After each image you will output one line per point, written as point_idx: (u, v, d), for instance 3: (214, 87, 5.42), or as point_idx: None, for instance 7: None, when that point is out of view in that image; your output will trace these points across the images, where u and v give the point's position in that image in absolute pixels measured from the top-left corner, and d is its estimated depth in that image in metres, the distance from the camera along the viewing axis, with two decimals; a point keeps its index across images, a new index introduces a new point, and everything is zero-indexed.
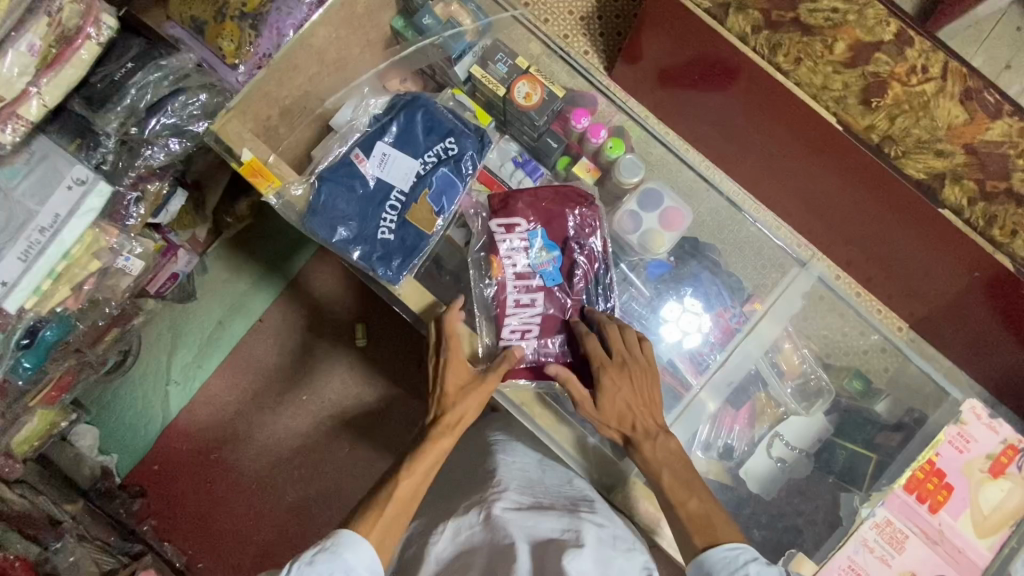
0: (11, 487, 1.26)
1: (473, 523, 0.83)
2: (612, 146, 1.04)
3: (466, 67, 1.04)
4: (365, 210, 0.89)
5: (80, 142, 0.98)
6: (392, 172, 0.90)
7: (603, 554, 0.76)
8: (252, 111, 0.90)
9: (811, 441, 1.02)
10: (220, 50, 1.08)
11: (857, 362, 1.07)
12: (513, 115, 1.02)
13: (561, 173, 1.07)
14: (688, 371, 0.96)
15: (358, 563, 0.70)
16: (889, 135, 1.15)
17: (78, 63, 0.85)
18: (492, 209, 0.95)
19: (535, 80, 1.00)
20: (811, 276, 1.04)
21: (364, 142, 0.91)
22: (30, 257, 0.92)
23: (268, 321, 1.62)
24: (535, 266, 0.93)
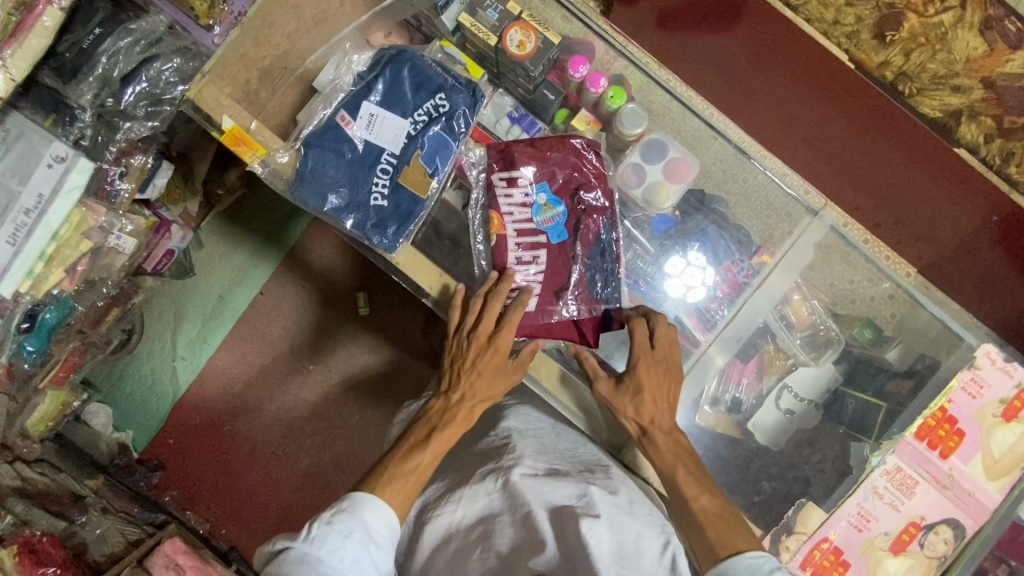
0: (31, 466, 1.29)
1: (490, 490, 0.83)
2: (612, 96, 1.00)
3: (453, 17, 0.97)
4: (356, 173, 0.85)
5: (55, 118, 0.92)
6: (382, 134, 0.86)
7: (619, 521, 0.77)
8: (229, 75, 0.86)
9: (819, 393, 1.01)
10: (191, 11, 1.00)
11: (868, 311, 1.04)
12: (506, 66, 0.98)
13: (561, 127, 1.02)
14: (695, 328, 0.94)
15: (374, 521, 0.73)
16: (902, 71, 1.11)
17: (41, 30, 0.79)
18: (491, 163, 0.92)
19: (528, 26, 0.95)
20: (824, 225, 1.01)
21: (349, 102, 0.87)
22: (18, 240, 0.89)
23: (269, 295, 1.61)
24: (539, 221, 0.91)
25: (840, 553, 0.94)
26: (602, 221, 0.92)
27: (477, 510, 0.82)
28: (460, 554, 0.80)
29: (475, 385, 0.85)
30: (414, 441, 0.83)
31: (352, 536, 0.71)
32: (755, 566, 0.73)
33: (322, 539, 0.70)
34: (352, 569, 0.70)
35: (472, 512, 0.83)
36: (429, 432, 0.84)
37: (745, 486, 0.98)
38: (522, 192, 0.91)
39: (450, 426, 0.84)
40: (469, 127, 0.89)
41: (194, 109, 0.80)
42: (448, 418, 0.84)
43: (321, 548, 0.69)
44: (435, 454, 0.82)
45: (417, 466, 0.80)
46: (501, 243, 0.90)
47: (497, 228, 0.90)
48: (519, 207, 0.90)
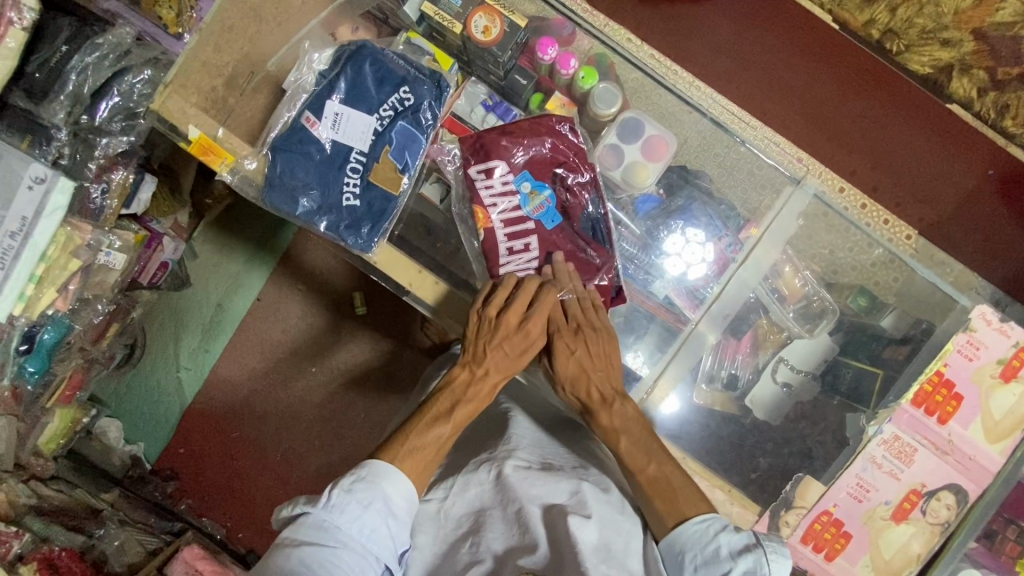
0: (47, 483, 1.31)
1: (483, 480, 0.83)
2: (584, 76, 0.98)
3: (415, 6, 0.96)
4: (326, 173, 0.84)
5: (31, 139, 0.92)
6: (348, 133, 0.85)
7: (608, 519, 0.78)
8: (193, 83, 0.86)
9: (817, 362, 1.00)
10: (160, 20, 1.00)
11: (863, 278, 1.02)
12: (474, 53, 0.96)
13: (536, 111, 1.00)
14: (683, 306, 0.93)
15: (394, 493, 0.73)
16: (889, 28, 1.21)
17: (5, 52, 0.79)
18: (466, 157, 0.90)
19: (492, 11, 0.93)
20: (807, 194, 0.97)
21: (312, 101, 0.85)
22: (7, 263, 0.90)
23: (267, 301, 1.62)
24: (530, 212, 0.89)
25: (841, 524, 0.96)
26: (580, 205, 0.91)
27: (468, 500, 0.83)
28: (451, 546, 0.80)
29: (499, 363, 0.84)
30: (436, 414, 0.82)
31: (371, 507, 0.71)
32: (701, 531, 0.75)
33: (342, 507, 0.70)
34: (369, 540, 0.70)
35: (463, 502, 0.83)
36: (453, 403, 0.83)
37: (742, 464, 0.97)
38: (501, 182, 0.89)
39: (474, 400, 0.84)
40: (437, 119, 0.88)
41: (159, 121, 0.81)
42: (472, 395, 0.83)
43: (340, 516, 0.70)
44: (455, 429, 0.82)
45: (440, 438, 0.80)
46: (490, 235, 0.88)
47: (483, 222, 0.89)
48: (501, 197, 0.89)
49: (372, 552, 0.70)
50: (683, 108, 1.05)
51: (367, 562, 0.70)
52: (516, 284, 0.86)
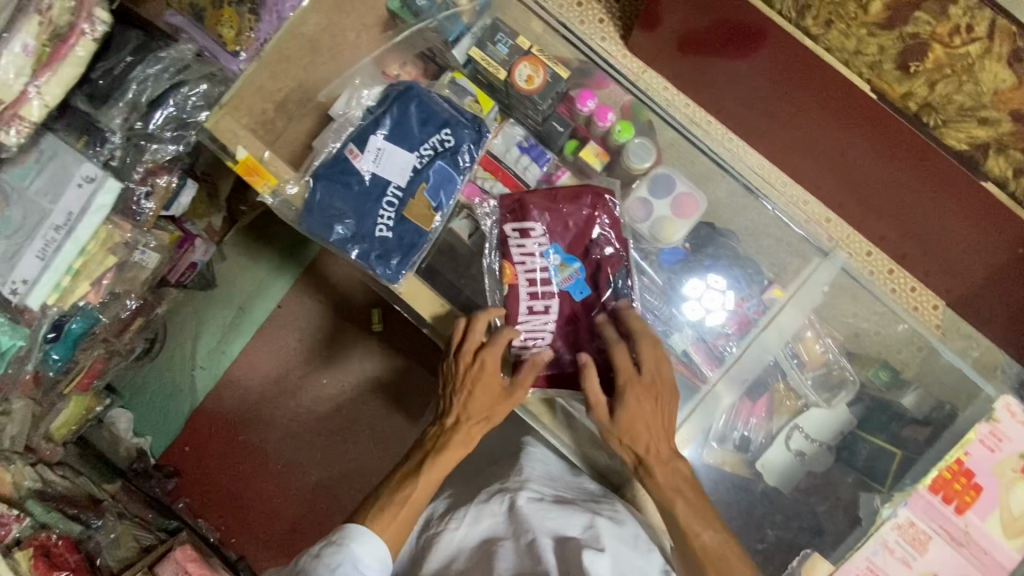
0: (52, 468, 1.36)
1: (496, 512, 0.85)
2: (620, 129, 1.01)
3: (464, 50, 1.00)
4: (362, 203, 0.87)
5: (87, 139, 0.97)
6: (388, 167, 0.88)
7: (621, 555, 0.81)
8: (246, 106, 0.92)
9: (832, 435, 0.98)
10: (220, 38, 1.07)
11: (885, 352, 1.02)
12: (515, 100, 0.99)
13: (570, 157, 1.01)
14: (704, 363, 0.93)
15: (362, 553, 0.78)
16: (927, 103, 1.11)
17: (74, 61, 0.80)
18: (503, 212, 0.92)
19: (537, 61, 0.98)
20: (835, 265, 1.00)
21: (356, 137, 0.89)
22: (47, 256, 0.96)
23: (288, 309, 1.64)
24: (558, 281, 0.91)
25: None
26: (612, 275, 0.91)
27: (481, 529, 0.85)
28: (465, 574, 0.82)
29: (470, 407, 0.87)
30: (409, 468, 0.87)
31: (337, 568, 0.76)
32: None
33: (310, 570, 0.76)
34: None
35: (475, 531, 0.85)
36: (422, 458, 0.87)
37: (744, 533, 0.96)
38: (534, 243, 0.91)
39: (448, 452, 0.86)
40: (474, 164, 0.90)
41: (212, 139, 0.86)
42: (443, 444, 0.87)
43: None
44: (426, 485, 0.85)
45: (408, 495, 0.84)
46: (513, 295, 0.90)
47: (509, 279, 0.90)
48: (531, 256, 0.90)
49: None
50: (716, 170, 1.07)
51: None
52: (477, 326, 0.87)
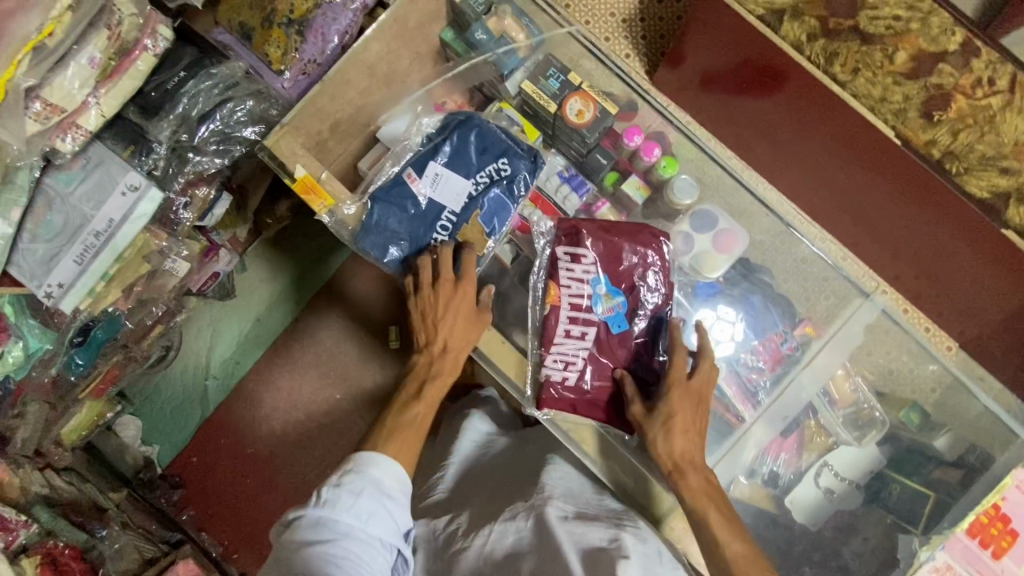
0: (59, 474, 1.36)
1: (520, 527, 0.86)
2: (665, 165, 1.03)
3: (516, 83, 1.04)
4: (418, 225, 0.94)
5: (133, 149, 0.99)
6: (444, 193, 0.95)
7: (649, 567, 0.80)
8: (304, 126, 0.95)
9: (862, 473, 0.99)
10: (266, 57, 1.10)
11: (916, 394, 1.02)
12: (562, 131, 1.02)
13: (608, 189, 1.06)
14: (738, 399, 0.96)
15: (384, 477, 0.76)
16: (950, 150, 1.15)
17: (135, 73, 0.82)
18: (556, 237, 0.97)
19: (588, 97, 1.00)
20: (876, 308, 1.00)
21: (417, 162, 0.95)
22: (84, 261, 0.97)
23: (306, 322, 1.65)
24: (600, 310, 0.95)
25: None
26: (649, 315, 0.95)
27: (507, 544, 0.86)
28: None
29: (451, 336, 0.90)
30: (405, 400, 0.88)
31: (363, 494, 0.74)
32: None
33: (334, 501, 0.73)
34: (367, 526, 0.73)
35: (501, 546, 0.86)
36: (419, 385, 0.89)
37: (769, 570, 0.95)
38: (583, 270, 0.95)
39: (439, 376, 0.90)
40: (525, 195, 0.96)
41: (272, 158, 0.89)
42: (434, 372, 0.90)
43: (335, 510, 0.72)
44: (426, 407, 0.88)
45: (414, 420, 0.85)
46: (554, 315, 0.94)
47: (553, 299, 0.95)
48: (578, 281, 0.95)
49: (375, 538, 0.73)
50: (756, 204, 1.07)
51: (371, 549, 0.73)
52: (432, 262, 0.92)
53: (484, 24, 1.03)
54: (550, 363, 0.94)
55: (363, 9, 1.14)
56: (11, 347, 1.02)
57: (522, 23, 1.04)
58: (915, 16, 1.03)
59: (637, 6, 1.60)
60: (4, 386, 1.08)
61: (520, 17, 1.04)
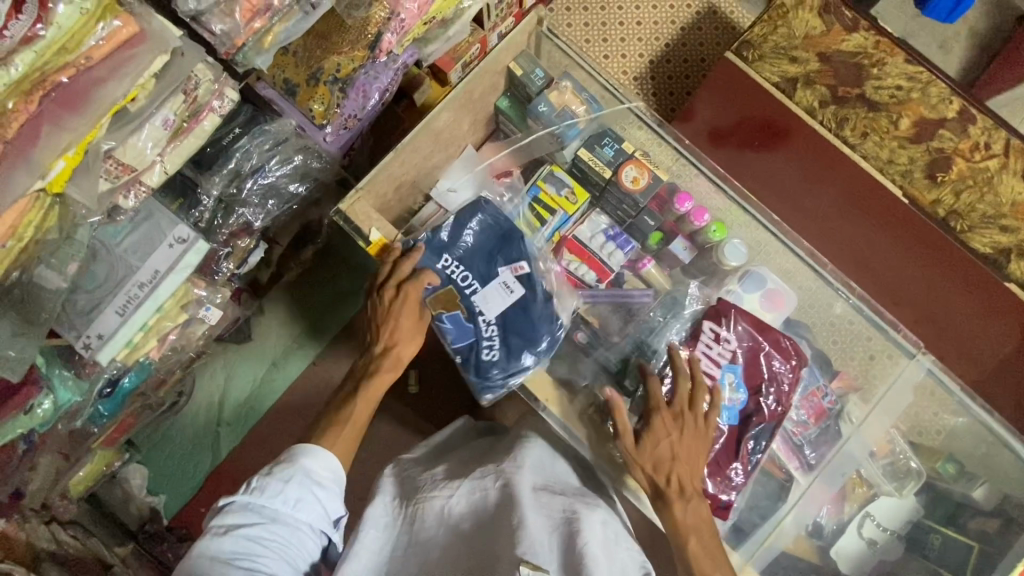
0: (64, 528, 1.28)
1: (487, 486, 0.94)
2: (714, 230, 1.12)
3: (572, 150, 1.16)
4: (471, 259, 1.03)
5: (182, 202, 1.03)
6: (495, 298, 1.02)
7: (602, 542, 0.87)
8: (376, 189, 1.06)
9: (901, 522, 1.04)
10: (309, 112, 1.09)
11: (953, 446, 1.07)
12: (613, 193, 1.12)
13: (653, 247, 1.15)
14: (788, 456, 1.01)
15: (315, 466, 0.85)
16: (954, 209, 1.23)
17: (199, 133, 0.85)
18: (706, 312, 1.05)
19: (642, 165, 1.11)
20: (922, 368, 1.08)
21: (528, 276, 1.03)
22: (127, 311, 0.96)
23: (323, 366, 1.63)
24: (719, 395, 1.00)
25: None
26: (761, 427, 0.98)
27: (472, 500, 0.94)
28: None
29: (397, 332, 0.99)
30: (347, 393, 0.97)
31: (292, 483, 0.82)
32: None
33: (264, 487, 0.81)
34: (297, 509, 0.81)
35: (463, 504, 0.94)
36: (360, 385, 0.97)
37: None
38: (718, 354, 1.01)
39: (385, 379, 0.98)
40: (489, 364, 1.01)
41: (348, 222, 1.00)
42: (374, 370, 0.98)
43: (262, 495, 0.80)
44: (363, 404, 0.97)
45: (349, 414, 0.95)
46: (674, 375, 1.00)
47: None
48: (710, 364, 1.01)
49: (302, 523, 0.82)
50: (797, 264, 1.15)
51: (298, 532, 0.81)
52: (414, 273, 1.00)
53: (547, 97, 1.15)
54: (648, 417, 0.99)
55: (403, 67, 1.17)
56: (42, 400, 0.97)
57: (583, 97, 1.17)
58: (913, 87, 1.21)
59: (647, 66, 1.69)
60: (30, 440, 1.05)
61: (580, 91, 1.18)
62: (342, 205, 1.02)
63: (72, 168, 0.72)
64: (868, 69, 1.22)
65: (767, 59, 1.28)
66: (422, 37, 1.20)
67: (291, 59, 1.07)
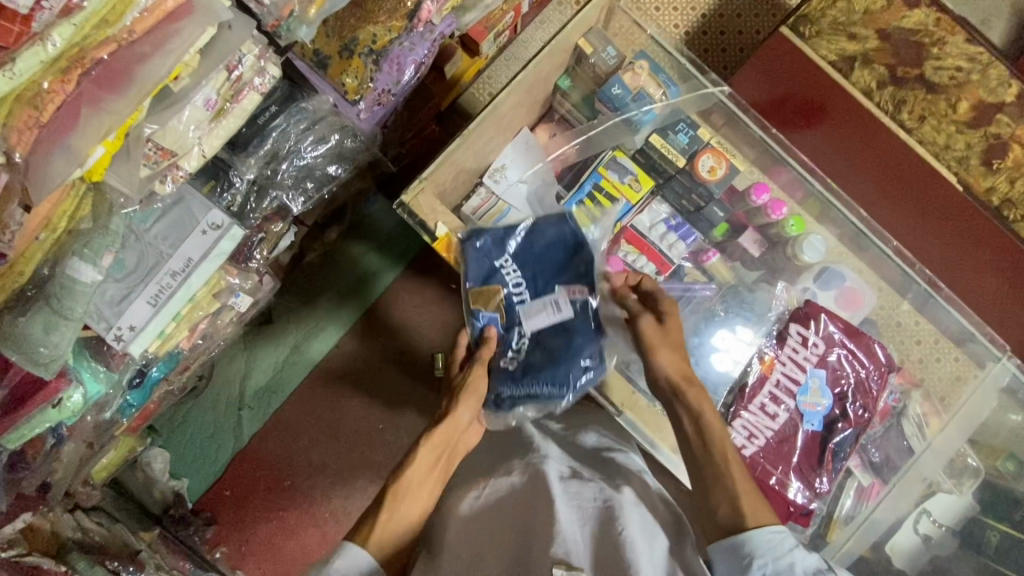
0: (88, 515, 1.27)
1: (512, 481, 0.93)
2: (793, 224, 1.12)
3: (643, 137, 1.15)
4: (532, 268, 1.06)
5: (213, 185, 0.95)
6: (543, 315, 1.04)
7: (633, 521, 0.85)
8: (438, 178, 1.04)
9: (960, 518, 1.04)
10: (342, 87, 1.01)
11: (1013, 444, 1.09)
12: (685, 180, 1.14)
13: (717, 238, 1.18)
14: (858, 460, 1.09)
15: (346, 574, 0.69)
16: (1009, 198, 1.19)
17: (240, 112, 0.79)
18: (792, 316, 1.09)
19: (719, 153, 1.12)
20: (1005, 372, 1.09)
21: (582, 308, 1.03)
22: (160, 301, 0.89)
23: (347, 349, 1.59)
24: (803, 399, 1.05)
25: None
26: (845, 433, 1.04)
27: (496, 492, 0.92)
28: None
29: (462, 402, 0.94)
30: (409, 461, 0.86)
31: None
32: (776, 542, 0.75)
33: None
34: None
35: (491, 496, 0.92)
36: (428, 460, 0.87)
37: None
38: (804, 358, 1.06)
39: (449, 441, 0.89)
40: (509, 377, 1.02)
41: (411, 214, 1.00)
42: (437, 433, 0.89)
43: None
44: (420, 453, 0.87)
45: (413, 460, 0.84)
46: (762, 379, 1.06)
47: (768, 366, 1.07)
48: (795, 367, 1.06)
49: None
50: (862, 259, 1.16)
51: None
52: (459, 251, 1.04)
53: (622, 80, 1.12)
54: (736, 422, 1.04)
55: (440, 38, 1.08)
56: (71, 393, 0.91)
57: (660, 78, 1.14)
58: (974, 69, 1.17)
59: (685, 38, 1.61)
60: (59, 433, 1.00)
61: (658, 73, 1.14)
62: (404, 198, 1.01)
63: (112, 154, 0.66)
64: (928, 48, 1.18)
65: (824, 36, 1.21)
66: (461, 5, 1.12)
67: (322, 29, 0.99)
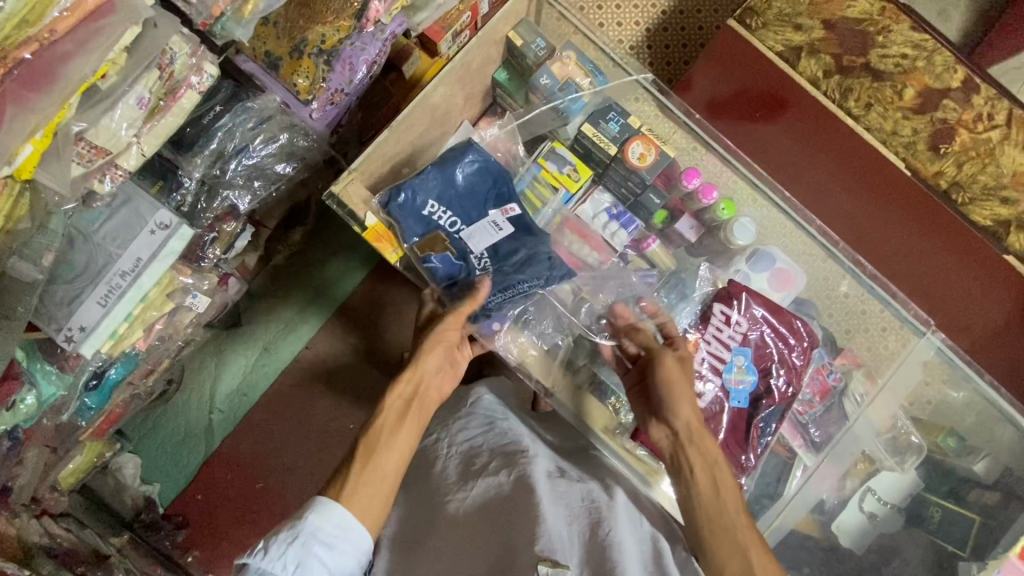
0: (57, 521, 1.21)
1: (502, 481, 0.91)
2: (724, 208, 1.15)
3: (576, 126, 1.16)
4: (462, 203, 1.04)
5: (162, 185, 0.98)
6: (486, 235, 1.03)
7: (620, 524, 0.88)
8: (370, 169, 1.05)
9: (903, 496, 1.10)
10: (294, 87, 1.03)
11: (953, 421, 1.12)
12: (620, 169, 1.14)
13: (658, 225, 1.18)
14: (794, 436, 1.08)
15: (323, 523, 0.75)
16: (956, 181, 1.21)
17: (178, 112, 0.81)
18: (717, 296, 1.10)
19: (649, 141, 1.12)
20: (932, 345, 1.12)
21: (519, 222, 1.05)
22: (110, 301, 0.90)
23: (317, 349, 1.59)
24: (729, 376, 1.05)
25: None
26: (771, 410, 1.04)
27: (483, 491, 0.91)
28: None
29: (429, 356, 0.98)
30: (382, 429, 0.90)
31: (296, 543, 0.72)
32: None
33: (266, 549, 0.72)
34: None
35: (478, 496, 0.91)
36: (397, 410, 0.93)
37: None
38: (729, 336, 1.07)
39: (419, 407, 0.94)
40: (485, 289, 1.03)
41: (339, 204, 1.01)
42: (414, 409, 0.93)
43: (266, 559, 0.71)
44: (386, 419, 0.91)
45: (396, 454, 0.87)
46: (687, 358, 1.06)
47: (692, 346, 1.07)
48: (722, 345, 1.06)
49: None
50: (801, 240, 1.19)
51: None
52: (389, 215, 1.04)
53: (550, 70, 1.14)
54: None
55: (391, 38, 1.08)
56: (24, 395, 0.92)
57: (587, 68, 1.17)
58: (918, 55, 1.17)
59: (644, 35, 1.63)
60: (14, 437, 1.00)
61: (585, 62, 1.17)
62: (334, 188, 1.01)
63: (41, 153, 0.66)
64: (873, 36, 1.18)
65: (770, 28, 1.25)
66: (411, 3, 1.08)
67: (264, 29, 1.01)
